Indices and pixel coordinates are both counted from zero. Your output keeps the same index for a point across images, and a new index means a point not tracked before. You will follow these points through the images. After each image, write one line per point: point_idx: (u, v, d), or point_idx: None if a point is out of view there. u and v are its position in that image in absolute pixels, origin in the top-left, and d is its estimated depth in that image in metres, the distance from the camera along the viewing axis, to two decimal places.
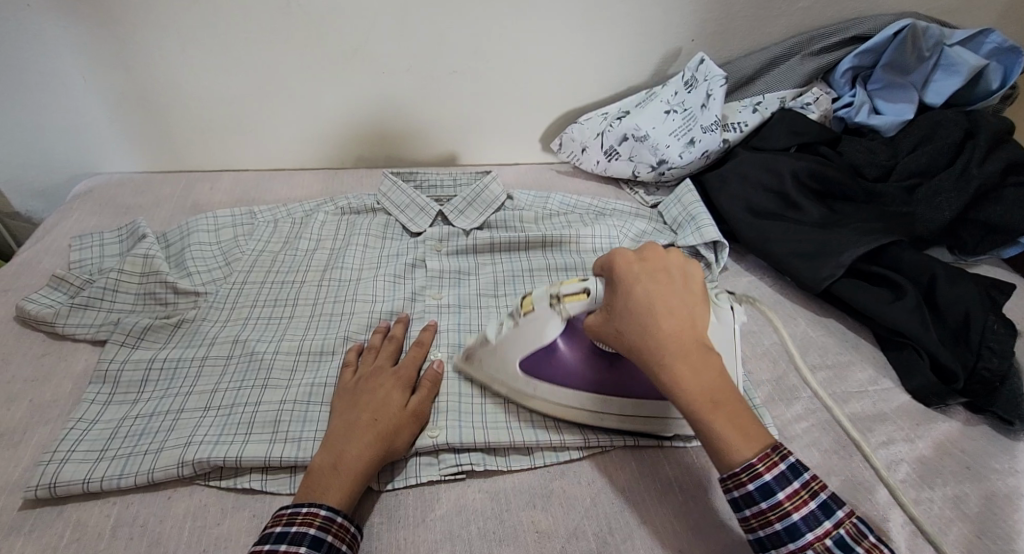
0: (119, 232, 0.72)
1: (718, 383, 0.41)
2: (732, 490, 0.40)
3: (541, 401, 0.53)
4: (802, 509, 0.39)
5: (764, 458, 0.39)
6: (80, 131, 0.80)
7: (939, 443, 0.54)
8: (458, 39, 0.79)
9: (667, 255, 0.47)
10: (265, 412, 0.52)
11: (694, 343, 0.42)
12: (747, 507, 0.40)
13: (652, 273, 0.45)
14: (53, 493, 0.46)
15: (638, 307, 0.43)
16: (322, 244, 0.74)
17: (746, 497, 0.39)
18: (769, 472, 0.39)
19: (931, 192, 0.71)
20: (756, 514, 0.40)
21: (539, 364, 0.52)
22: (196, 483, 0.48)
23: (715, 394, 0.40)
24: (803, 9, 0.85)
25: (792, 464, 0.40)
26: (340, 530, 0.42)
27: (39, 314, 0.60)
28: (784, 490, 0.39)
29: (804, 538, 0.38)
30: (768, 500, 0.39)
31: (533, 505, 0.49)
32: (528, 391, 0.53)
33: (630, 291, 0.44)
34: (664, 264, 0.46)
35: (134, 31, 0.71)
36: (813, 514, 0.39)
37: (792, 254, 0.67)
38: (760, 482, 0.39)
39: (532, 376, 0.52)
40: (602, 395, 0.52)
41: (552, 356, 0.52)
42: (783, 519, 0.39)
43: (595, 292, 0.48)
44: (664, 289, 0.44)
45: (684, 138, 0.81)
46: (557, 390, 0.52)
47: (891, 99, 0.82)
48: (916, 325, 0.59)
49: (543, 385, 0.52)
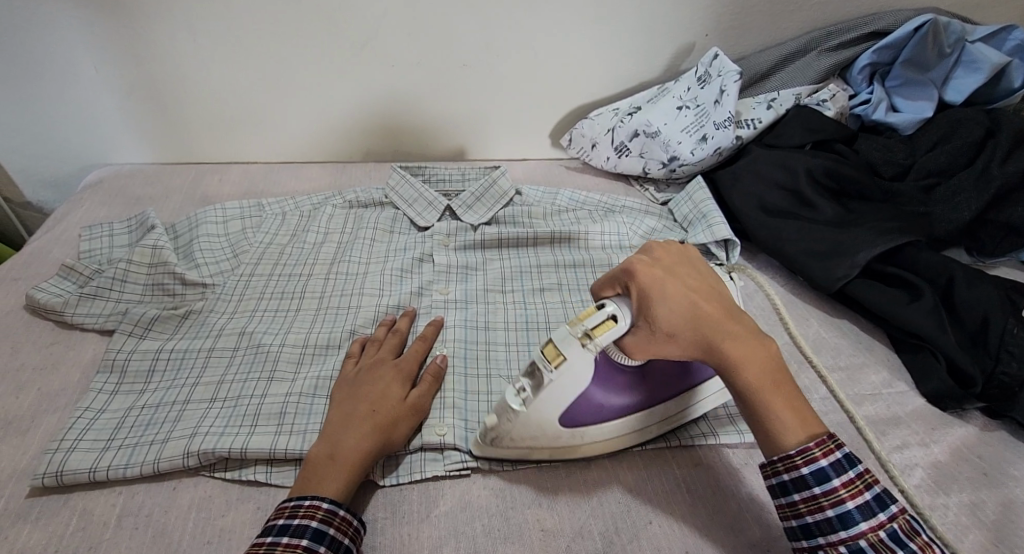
0: (129, 223, 0.72)
1: (771, 367, 0.41)
2: (782, 473, 0.40)
3: (590, 444, 0.49)
4: (857, 499, 0.38)
5: (821, 442, 0.39)
6: (91, 122, 0.81)
7: (955, 448, 0.52)
8: (469, 32, 0.78)
9: (675, 250, 0.46)
10: (271, 405, 0.52)
11: (743, 329, 0.42)
12: (798, 491, 0.40)
13: (673, 269, 0.44)
14: (60, 481, 0.46)
15: (680, 301, 0.42)
16: (330, 237, 0.74)
17: (797, 481, 0.40)
18: (825, 457, 0.39)
19: (950, 192, 0.70)
20: (806, 499, 0.39)
21: (580, 414, 0.47)
22: (201, 474, 0.48)
23: (770, 378, 0.41)
24: (821, 4, 0.83)
25: (848, 453, 0.40)
26: (343, 523, 0.42)
27: (48, 303, 0.60)
28: (840, 477, 0.39)
29: (858, 527, 0.38)
30: (822, 484, 0.39)
31: (539, 503, 0.48)
32: (577, 440, 0.49)
33: (667, 288, 0.42)
34: (676, 259, 0.46)
35: (146, 22, 0.71)
36: (867, 505, 0.38)
37: (806, 253, 0.66)
38: (815, 466, 0.39)
39: (577, 425, 0.47)
40: (647, 411, 0.49)
41: (591, 404, 0.47)
42: (837, 506, 0.38)
43: (620, 313, 0.43)
44: (692, 282, 0.44)
45: (697, 135, 0.80)
46: (605, 427, 0.48)
47: (910, 96, 0.81)
48: (933, 327, 0.58)
49: (590, 429, 0.48)
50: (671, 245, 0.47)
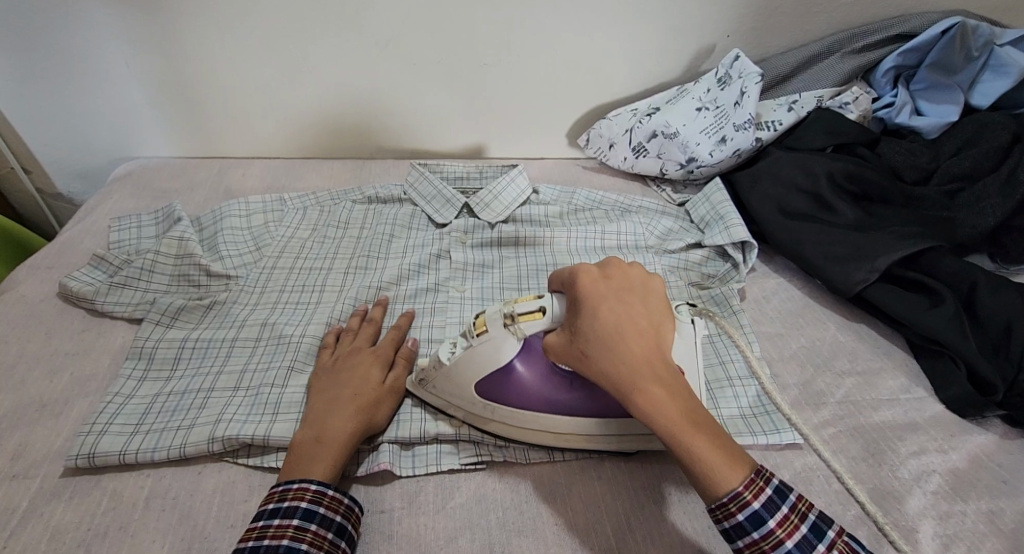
0: (156, 215, 0.74)
1: (693, 408, 0.39)
2: (722, 521, 0.38)
3: (498, 423, 0.51)
4: (794, 535, 0.38)
5: (751, 485, 0.37)
6: (121, 116, 0.83)
7: (974, 456, 0.52)
8: (488, 31, 0.79)
9: (627, 271, 0.46)
10: (292, 394, 0.54)
11: (663, 367, 0.41)
12: (740, 538, 0.38)
13: (614, 290, 0.44)
14: (92, 462, 0.47)
15: (605, 327, 0.42)
16: (349, 232, 0.76)
17: (736, 528, 0.38)
18: (756, 499, 0.38)
19: (974, 197, 0.69)
20: (749, 545, 0.38)
21: (494, 386, 0.50)
22: (225, 460, 0.50)
23: (691, 418, 0.39)
24: (845, 5, 0.83)
25: (777, 487, 0.38)
26: (333, 502, 0.43)
27: (80, 291, 0.62)
28: (774, 517, 0.38)
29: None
30: (760, 529, 0.37)
31: (552, 499, 0.49)
32: (488, 415, 0.51)
33: (595, 310, 0.42)
34: (625, 279, 0.45)
35: (177, 19, 0.73)
36: (805, 540, 0.38)
37: (825, 256, 0.66)
38: (749, 511, 0.37)
39: (489, 398, 0.50)
40: (566, 416, 0.49)
41: (509, 378, 0.50)
42: (778, 548, 0.37)
43: (551, 310, 0.46)
44: (629, 307, 0.43)
45: (715, 136, 0.80)
46: (516, 412, 0.50)
47: (934, 100, 0.80)
48: (954, 333, 0.57)
49: (500, 408, 0.50)
50: (624, 264, 0.46)
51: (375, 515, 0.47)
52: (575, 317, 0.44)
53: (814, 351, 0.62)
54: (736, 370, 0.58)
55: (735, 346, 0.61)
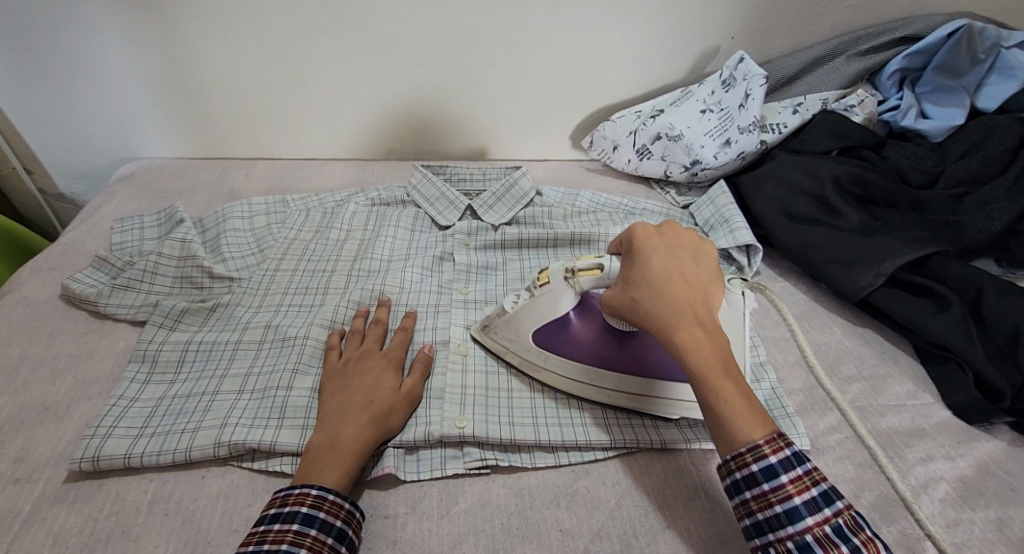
0: (159, 217, 0.74)
1: (727, 360, 0.42)
2: (735, 471, 0.41)
3: (549, 372, 0.56)
4: (803, 494, 0.39)
5: (771, 440, 0.40)
6: (124, 117, 0.83)
7: (981, 462, 0.52)
8: (492, 32, 0.78)
9: (686, 234, 0.49)
10: (297, 398, 0.53)
11: (707, 319, 0.44)
12: (748, 489, 0.40)
13: (672, 248, 0.47)
14: (96, 466, 0.47)
15: (659, 278, 0.45)
16: (352, 234, 0.75)
17: (747, 478, 0.40)
18: (774, 455, 0.40)
19: (980, 201, 0.68)
20: (756, 496, 0.40)
21: (551, 336, 0.55)
22: (230, 464, 0.50)
23: (725, 367, 0.42)
24: (851, 7, 0.82)
25: (796, 451, 0.40)
26: (333, 507, 0.43)
27: (83, 293, 0.62)
28: (787, 474, 0.39)
29: (803, 522, 0.38)
30: (770, 481, 0.39)
31: (557, 504, 0.48)
32: (540, 364, 0.56)
33: (653, 262, 0.46)
34: (683, 242, 0.48)
35: (178, 18, 0.73)
36: (813, 500, 0.39)
37: (830, 261, 0.66)
38: (764, 463, 0.39)
39: (544, 346, 0.55)
40: (611, 372, 0.54)
41: (563, 329, 0.55)
42: (784, 501, 0.39)
43: (608, 268, 0.51)
44: (683, 266, 0.46)
45: (720, 139, 0.80)
46: (565, 363, 0.55)
47: (939, 102, 0.79)
48: (961, 339, 0.57)
49: (553, 356, 0.55)
50: (685, 228, 0.50)
51: (378, 520, 0.47)
52: (632, 267, 0.47)
53: (820, 355, 0.62)
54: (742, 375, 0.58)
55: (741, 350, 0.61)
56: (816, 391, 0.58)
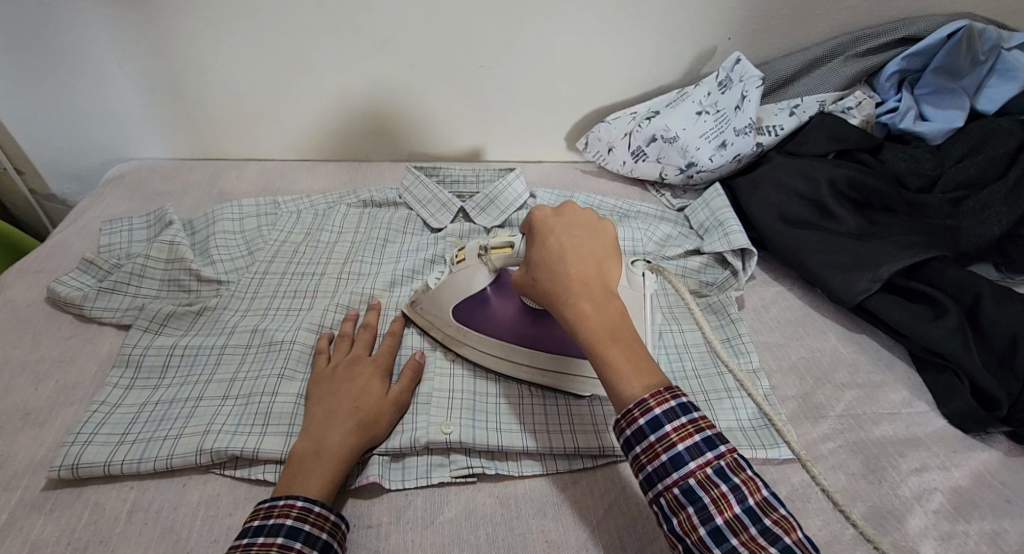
0: (147, 218, 0.74)
1: (616, 321, 0.41)
2: (625, 429, 0.38)
3: (468, 347, 0.58)
4: (687, 441, 0.37)
5: (656, 393, 0.38)
6: (116, 118, 0.82)
7: (977, 473, 0.51)
8: (486, 33, 0.77)
9: (584, 212, 0.49)
10: (282, 404, 0.52)
11: (599, 285, 0.43)
12: (638, 443, 0.38)
13: (566, 224, 0.47)
14: (76, 474, 0.46)
15: (550, 251, 0.45)
16: (344, 236, 0.75)
17: (635, 433, 0.38)
18: (659, 407, 0.38)
19: (978, 205, 0.67)
20: (644, 449, 0.38)
21: (469, 312, 0.57)
22: (212, 472, 0.49)
23: (613, 328, 0.41)
24: (849, 8, 0.81)
25: (682, 401, 0.38)
26: (319, 519, 0.42)
27: (68, 296, 0.61)
28: (671, 422, 0.37)
29: (686, 467, 0.37)
30: (655, 432, 0.37)
31: (544, 514, 0.48)
32: (459, 338, 0.58)
33: (546, 238, 0.46)
34: (579, 219, 0.48)
35: (169, 18, 0.72)
36: (696, 446, 0.37)
37: (827, 266, 0.64)
38: (650, 416, 0.38)
39: (462, 321, 0.57)
40: (524, 347, 0.56)
41: (481, 304, 0.57)
42: (668, 450, 0.37)
43: (517, 247, 0.53)
44: (576, 238, 0.46)
45: (716, 141, 0.79)
46: (481, 338, 0.57)
47: (939, 104, 0.78)
48: (957, 346, 0.56)
49: (471, 331, 0.57)
50: (583, 208, 0.50)
51: (362, 530, 0.46)
52: (531, 246, 0.48)
53: (815, 362, 0.61)
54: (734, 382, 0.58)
55: (734, 356, 0.60)
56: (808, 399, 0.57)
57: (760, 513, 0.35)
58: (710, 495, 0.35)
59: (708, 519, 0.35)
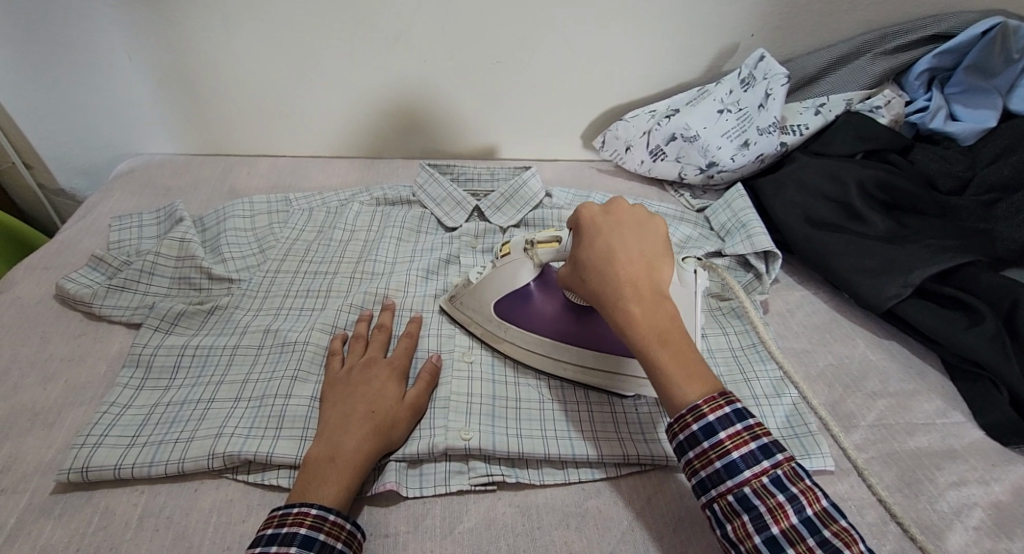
0: (158, 214, 0.72)
1: (666, 325, 0.41)
2: (679, 434, 0.39)
3: (509, 342, 0.57)
4: (742, 449, 0.37)
5: (710, 399, 0.38)
6: (126, 112, 0.81)
7: (1019, 487, 0.48)
8: (503, 28, 0.76)
9: (634, 210, 0.47)
10: (296, 407, 0.51)
11: (647, 286, 0.42)
12: (691, 449, 0.38)
13: (616, 223, 0.46)
14: (85, 477, 0.45)
15: (595, 251, 0.45)
16: (356, 234, 0.73)
17: (688, 438, 0.38)
18: (712, 413, 0.38)
19: (1013, 208, 0.64)
20: (697, 455, 0.38)
21: (512, 308, 0.56)
22: (224, 477, 0.47)
23: (663, 332, 0.40)
24: (877, 5, 0.79)
25: (736, 407, 0.38)
26: (334, 528, 0.40)
27: (77, 294, 0.60)
28: (725, 429, 0.37)
29: (742, 475, 0.36)
30: (709, 439, 0.37)
31: (567, 525, 0.46)
32: (499, 333, 0.57)
33: (590, 236, 0.46)
34: (630, 217, 0.47)
35: (180, 10, 0.70)
36: (751, 454, 0.37)
37: (855, 270, 0.62)
38: (704, 422, 0.38)
39: (504, 317, 0.56)
40: (566, 345, 0.55)
41: (526, 301, 0.56)
42: (723, 457, 0.37)
43: (566, 241, 0.51)
44: (626, 237, 0.45)
45: (738, 140, 0.77)
46: (524, 334, 0.56)
47: (970, 103, 0.76)
48: (994, 354, 0.54)
49: (513, 328, 0.56)
50: (633, 204, 0.48)
51: (379, 539, 0.45)
52: (576, 243, 0.47)
53: (843, 369, 0.59)
54: (762, 389, 0.56)
55: (759, 362, 0.58)
56: (835, 409, 0.55)
57: (819, 524, 0.35)
58: (767, 503, 0.35)
59: (764, 527, 0.35)
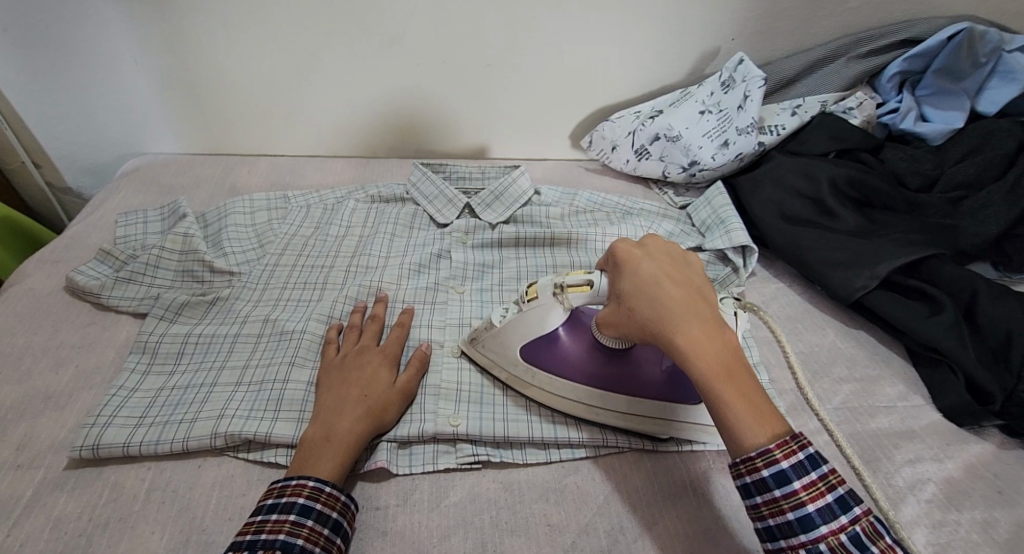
0: (162, 211, 0.76)
1: (732, 360, 0.41)
2: (745, 475, 0.39)
3: (536, 388, 0.55)
4: (818, 501, 0.38)
5: (782, 444, 0.38)
6: (130, 112, 0.84)
7: (970, 465, 0.52)
8: (492, 32, 0.79)
9: (670, 247, 0.49)
10: (293, 391, 0.54)
11: (708, 323, 0.42)
12: (759, 494, 0.39)
13: (660, 258, 0.47)
14: (96, 454, 0.48)
15: (650, 289, 0.44)
16: (352, 231, 0.76)
17: (758, 483, 0.39)
18: (785, 459, 0.38)
19: (977, 205, 0.68)
20: (767, 502, 0.39)
21: (541, 352, 0.54)
22: (225, 455, 0.51)
23: (730, 371, 0.40)
24: (852, 10, 0.82)
25: (811, 454, 0.38)
26: (329, 499, 0.44)
27: (86, 285, 0.63)
28: (800, 479, 0.38)
29: (818, 530, 0.37)
30: (782, 488, 0.38)
31: (546, 499, 0.49)
32: (528, 380, 0.55)
33: (640, 274, 0.46)
34: (668, 253, 0.48)
35: (183, 17, 0.74)
36: (828, 507, 0.37)
37: (825, 264, 0.66)
38: (775, 469, 0.38)
39: (533, 363, 0.54)
40: (601, 391, 0.53)
41: (554, 345, 0.54)
42: (797, 509, 0.38)
43: (597, 285, 0.51)
44: (674, 271, 0.46)
45: (718, 140, 0.80)
46: (553, 380, 0.54)
47: (940, 105, 0.79)
48: (953, 342, 0.57)
49: (542, 374, 0.54)
50: (667, 241, 0.50)
51: (370, 512, 0.48)
52: (621, 282, 0.47)
53: (812, 356, 0.62)
54: None
55: None
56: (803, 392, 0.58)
57: None
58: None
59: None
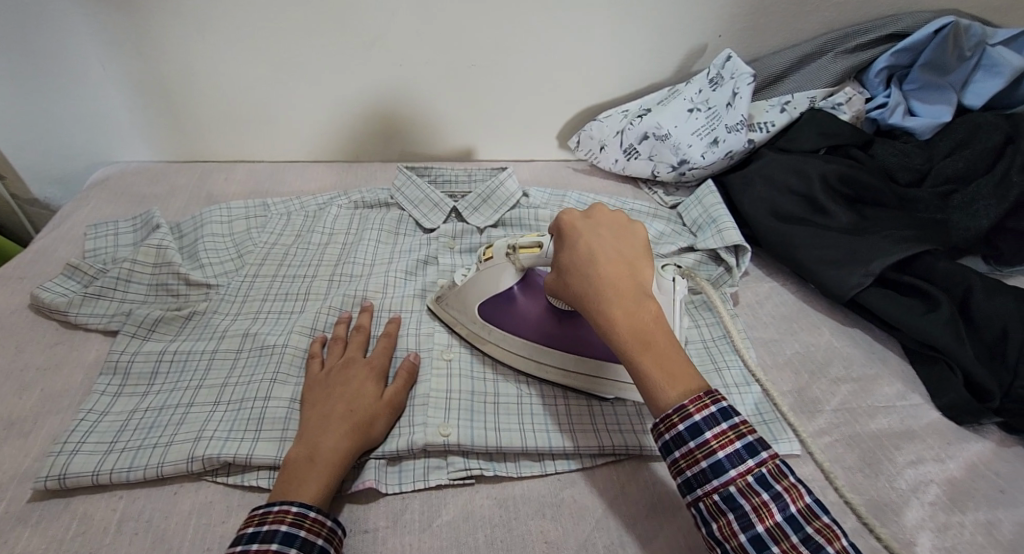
0: (134, 222, 0.72)
1: (651, 327, 0.42)
2: (663, 434, 0.40)
3: (493, 345, 0.58)
4: (728, 448, 0.38)
5: (695, 399, 0.39)
6: (99, 119, 0.80)
7: (971, 464, 0.51)
8: (476, 30, 0.77)
9: (614, 215, 0.50)
10: (275, 408, 0.51)
11: (631, 290, 0.44)
12: (677, 449, 0.39)
13: (597, 229, 0.48)
14: (62, 484, 0.45)
15: (581, 259, 0.46)
16: (335, 237, 0.74)
17: (675, 439, 0.39)
18: (698, 413, 0.39)
19: (967, 199, 0.68)
20: (684, 454, 0.39)
21: (495, 309, 0.57)
22: (203, 479, 0.48)
23: (645, 334, 0.42)
24: (838, 5, 0.82)
25: (723, 407, 0.39)
26: (314, 525, 0.41)
27: (52, 302, 0.60)
28: (711, 430, 0.38)
29: (728, 475, 0.38)
30: (696, 439, 0.38)
31: (542, 515, 0.47)
32: (485, 336, 0.59)
33: (576, 244, 0.47)
34: (611, 221, 0.50)
35: (154, 19, 0.71)
36: (737, 453, 0.38)
37: (819, 261, 0.65)
38: (690, 422, 0.39)
39: (488, 319, 0.58)
40: (548, 347, 0.56)
41: (509, 303, 0.57)
42: (710, 457, 0.38)
43: (545, 247, 0.53)
44: (610, 241, 0.47)
45: (707, 138, 0.79)
46: (507, 336, 0.57)
47: (926, 100, 0.79)
48: (949, 338, 0.56)
49: (496, 330, 0.58)
50: (613, 210, 0.51)
51: (358, 535, 0.45)
52: (561, 252, 0.49)
53: (809, 357, 0.61)
54: (732, 378, 0.58)
55: (731, 352, 0.60)
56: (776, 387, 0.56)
57: (801, 521, 0.36)
58: (752, 502, 0.37)
59: (750, 525, 0.36)
